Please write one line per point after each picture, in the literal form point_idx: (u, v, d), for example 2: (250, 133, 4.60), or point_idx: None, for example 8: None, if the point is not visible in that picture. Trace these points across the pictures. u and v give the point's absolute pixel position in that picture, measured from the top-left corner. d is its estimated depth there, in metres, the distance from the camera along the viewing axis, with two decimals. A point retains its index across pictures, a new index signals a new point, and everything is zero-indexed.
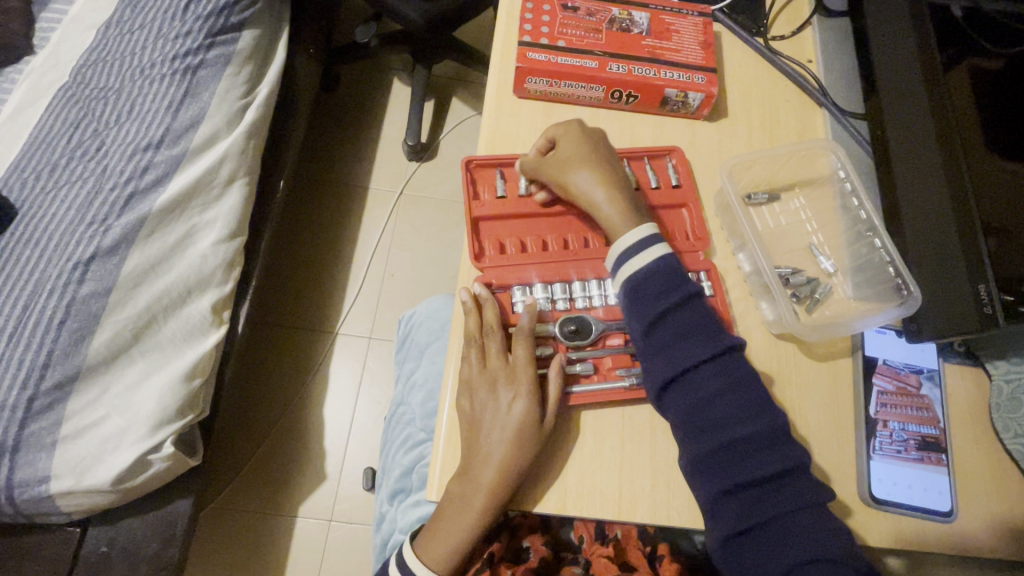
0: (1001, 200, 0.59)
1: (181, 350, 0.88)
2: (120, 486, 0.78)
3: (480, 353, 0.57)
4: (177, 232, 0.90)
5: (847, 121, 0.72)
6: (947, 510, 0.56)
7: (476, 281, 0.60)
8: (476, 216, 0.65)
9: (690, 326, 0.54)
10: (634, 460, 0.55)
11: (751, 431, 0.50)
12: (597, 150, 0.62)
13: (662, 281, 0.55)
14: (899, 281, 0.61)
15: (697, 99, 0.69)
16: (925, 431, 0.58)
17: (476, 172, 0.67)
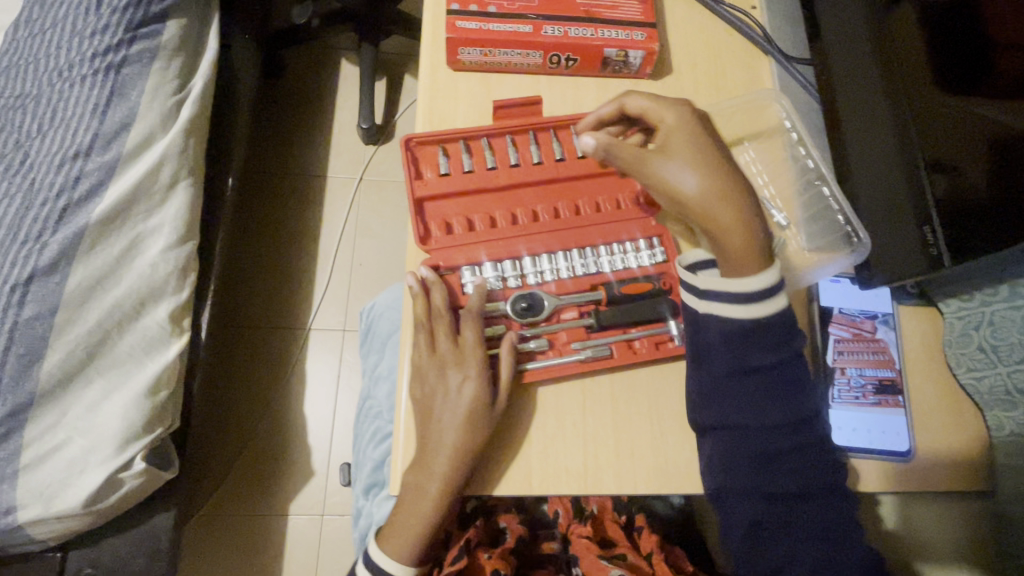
0: (951, 135, 0.59)
1: (142, 363, 0.83)
2: (91, 508, 0.76)
3: (430, 338, 0.56)
4: (120, 243, 0.84)
5: (792, 67, 0.71)
6: (904, 449, 0.57)
7: (423, 264, 0.59)
8: (419, 197, 0.63)
9: (775, 386, 0.51)
10: (597, 432, 0.55)
11: (755, 410, 0.51)
12: (705, 149, 0.55)
13: (775, 335, 0.51)
14: (849, 229, 0.61)
15: (637, 57, 0.66)
16: (882, 375, 0.59)
17: (417, 150, 0.64)
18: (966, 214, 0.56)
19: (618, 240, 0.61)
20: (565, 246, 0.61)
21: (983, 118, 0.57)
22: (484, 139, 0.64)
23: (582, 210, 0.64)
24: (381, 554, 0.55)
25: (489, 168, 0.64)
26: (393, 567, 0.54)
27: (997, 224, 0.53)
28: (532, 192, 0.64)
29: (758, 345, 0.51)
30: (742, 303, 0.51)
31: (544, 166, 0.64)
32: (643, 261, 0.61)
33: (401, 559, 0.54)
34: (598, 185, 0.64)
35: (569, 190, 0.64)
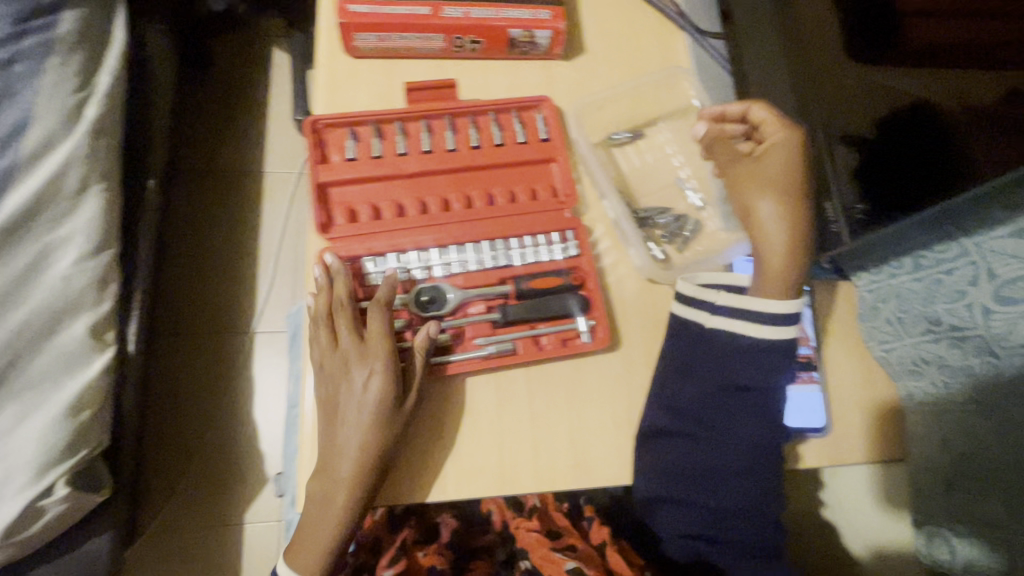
0: (855, 107, 0.58)
1: (60, 384, 0.69)
2: (9, 540, 0.65)
3: (328, 330, 0.53)
4: (25, 255, 0.69)
5: (705, 41, 0.68)
6: (819, 425, 0.57)
7: (323, 254, 0.55)
8: (323, 182, 0.58)
9: (752, 408, 0.53)
10: (512, 430, 0.54)
11: (726, 424, 0.53)
12: (798, 174, 0.54)
13: (769, 361, 0.53)
14: None
15: (545, 37, 0.63)
16: (798, 352, 0.58)
17: (326, 130, 0.60)
18: (875, 194, 0.56)
19: (531, 231, 0.59)
20: (475, 239, 0.58)
21: (887, 89, 0.55)
22: (398, 123, 0.61)
23: (496, 199, 0.61)
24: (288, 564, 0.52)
25: (400, 154, 0.59)
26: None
27: (881, 216, 0.55)
28: (444, 178, 0.60)
29: (754, 364, 0.53)
30: (756, 327, 0.53)
31: (458, 153, 0.60)
32: (554, 254, 0.59)
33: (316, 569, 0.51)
34: (517, 175, 0.61)
35: (485, 178, 0.61)
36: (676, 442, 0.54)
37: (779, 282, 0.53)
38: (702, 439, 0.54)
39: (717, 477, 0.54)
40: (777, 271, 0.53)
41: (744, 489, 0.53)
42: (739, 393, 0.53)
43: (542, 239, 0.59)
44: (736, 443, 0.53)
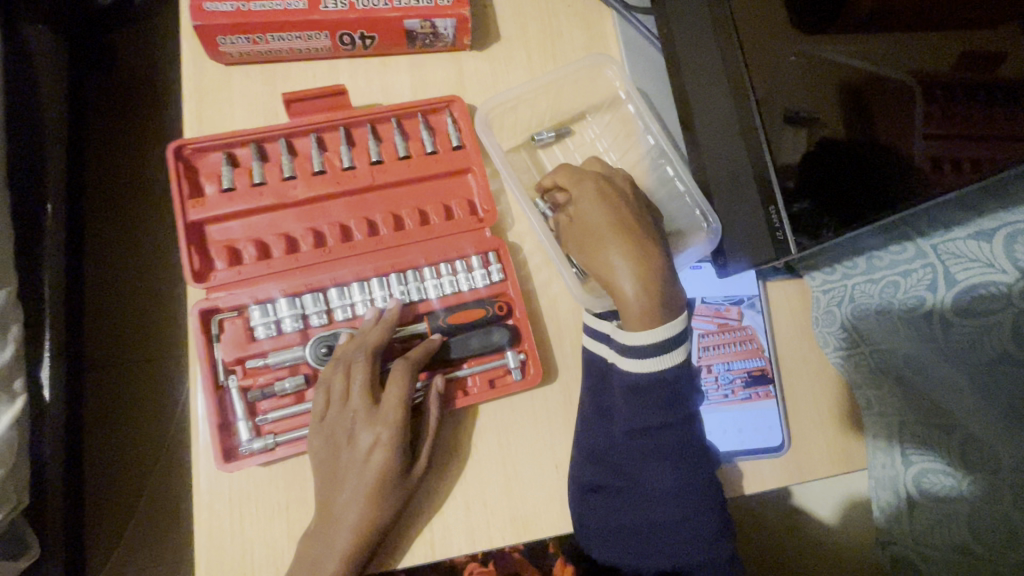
0: (803, 87, 0.49)
1: None
2: None
3: (213, 396, 0.46)
4: None
5: (635, 19, 0.60)
6: (777, 444, 0.53)
7: (196, 308, 0.47)
8: (195, 221, 0.49)
9: (668, 447, 0.46)
10: (438, 490, 0.47)
11: (644, 470, 0.47)
12: (617, 214, 0.47)
13: (664, 397, 0.46)
14: (699, 213, 0.54)
15: (447, 27, 0.55)
16: (751, 365, 0.54)
17: (193, 156, 0.50)
18: (842, 188, 0.46)
19: (446, 258, 0.52)
20: (379, 273, 0.51)
21: (836, 67, 0.47)
22: (282, 140, 0.52)
23: (405, 221, 0.53)
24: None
25: (286, 178, 0.51)
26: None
27: (841, 220, 0.46)
28: (341, 202, 0.52)
29: (649, 404, 0.46)
30: (634, 363, 0.45)
31: (355, 171, 0.52)
32: (475, 282, 0.52)
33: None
34: (428, 192, 0.54)
35: (389, 199, 0.53)
36: (603, 497, 0.48)
37: (637, 322, 0.44)
38: (622, 489, 0.47)
39: (660, 532, 0.47)
40: (637, 310, 0.44)
41: (689, 539, 0.46)
42: (648, 435, 0.46)
43: (461, 265, 0.52)
44: (663, 491, 0.46)
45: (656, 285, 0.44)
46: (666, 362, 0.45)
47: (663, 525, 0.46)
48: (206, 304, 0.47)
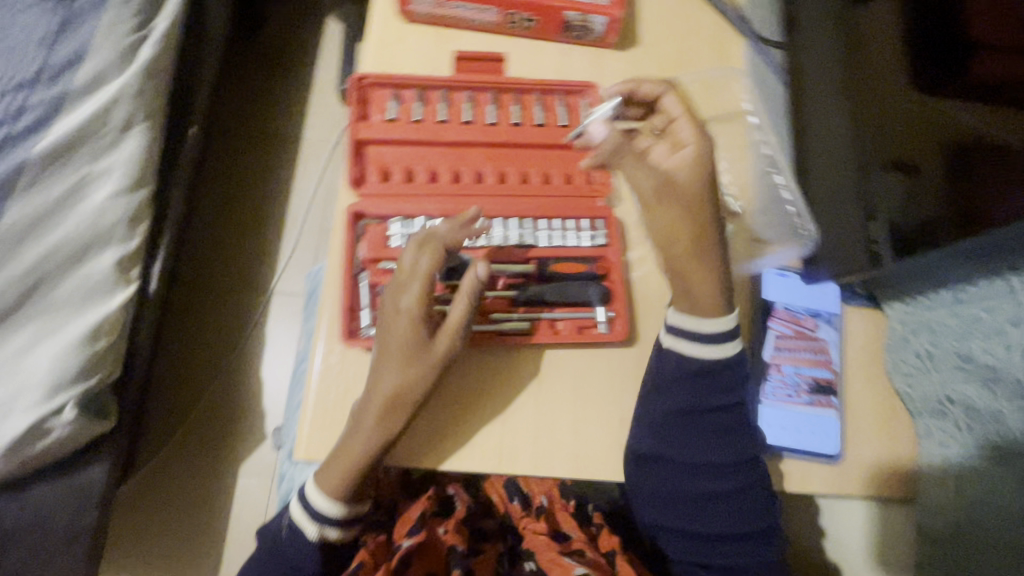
0: (909, 137, 0.53)
1: (81, 312, 0.69)
2: (16, 456, 0.64)
3: (348, 287, 0.54)
4: (62, 184, 0.69)
5: (764, 50, 0.66)
6: (832, 451, 0.56)
7: (350, 210, 0.55)
8: (360, 139, 0.58)
9: (721, 426, 0.53)
10: (519, 411, 0.53)
11: (699, 445, 0.54)
12: (706, 182, 0.49)
13: (724, 380, 0.53)
14: (795, 219, 0.59)
15: (600, 23, 0.62)
16: (818, 375, 0.58)
17: (369, 88, 0.59)
18: (920, 222, 0.50)
19: (559, 216, 0.58)
20: (504, 214, 0.58)
21: (941, 124, 0.50)
22: (443, 90, 0.60)
23: (529, 178, 0.60)
24: (298, 502, 0.52)
25: (441, 121, 0.59)
26: (322, 506, 0.51)
27: (912, 250, 0.50)
28: (481, 151, 0.60)
29: (712, 387, 0.53)
30: (698, 350, 0.52)
31: (498, 128, 0.60)
32: (581, 241, 0.58)
33: (329, 500, 0.50)
34: (554, 158, 0.61)
35: (520, 157, 0.60)
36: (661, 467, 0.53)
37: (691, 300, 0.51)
38: (688, 454, 0.54)
39: (708, 501, 0.53)
40: (704, 300, 0.51)
41: (735, 507, 0.53)
42: (704, 413, 0.53)
43: (572, 224, 0.58)
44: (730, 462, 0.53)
45: (721, 278, 0.51)
46: (718, 354, 0.52)
47: (716, 495, 0.53)
48: (357, 207, 0.55)
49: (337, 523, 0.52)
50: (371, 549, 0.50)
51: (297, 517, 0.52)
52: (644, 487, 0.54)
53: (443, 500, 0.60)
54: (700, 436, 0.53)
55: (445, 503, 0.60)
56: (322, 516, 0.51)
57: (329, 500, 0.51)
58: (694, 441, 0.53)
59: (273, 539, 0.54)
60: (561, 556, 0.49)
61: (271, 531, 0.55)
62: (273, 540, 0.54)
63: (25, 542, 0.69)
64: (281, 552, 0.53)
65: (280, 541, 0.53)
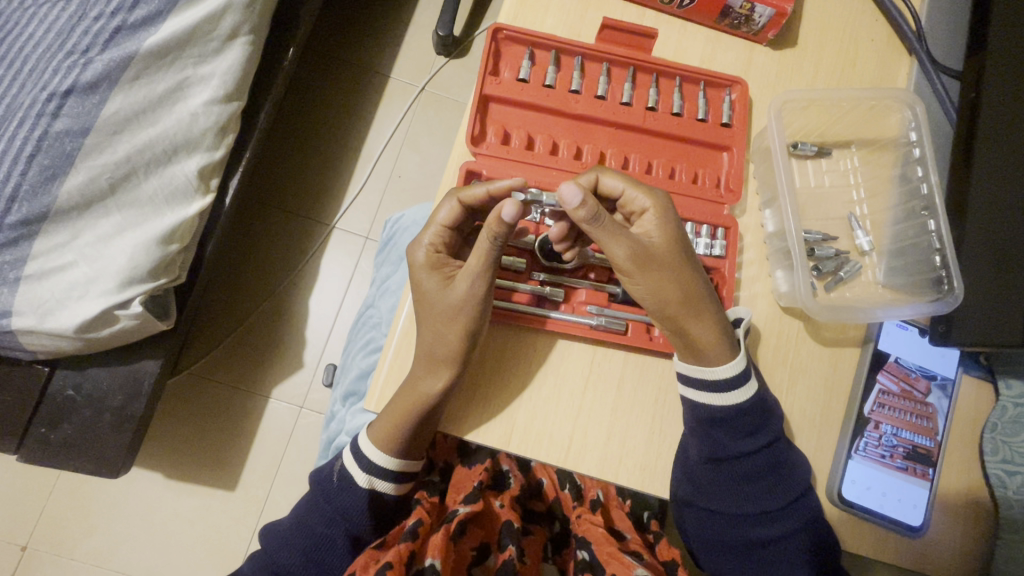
0: None
1: (162, 213, 0.68)
2: (85, 335, 0.65)
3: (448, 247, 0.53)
4: (165, 82, 0.67)
5: (937, 76, 0.59)
6: (916, 524, 0.51)
7: (464, 167, 0.53)
8: (486, 95, 0.55)
9: (761, 471, 0.50)
10: (593, 408, 0.51)
11: (738, 490, 0.52)
12: (681, 249, 0.48)
13: (748, 424, 0.49)
14: (941, 274, 0.52)
15: (764, 16, 0.56)
16: (918, 441, 0.53)
17: (505, 42, 0.56)
18: None
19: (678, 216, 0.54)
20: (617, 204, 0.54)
21: None
22: (580, 58, 0.56)
23: (652, 170, 0.56)
24: (353, 451, 0.52)
25: (573, 91, 0.55)
26: (378, 459, 0.51)
27: None
28: (606, 132, 0.56)
29: (735, 431, 0.50)
30: (711, 395, 0.49)
31: (631, 109, 0.56)
32: (697, 247, 0.54)
33: (385, 452, 0.50)
34: (682, 153, 0.57)
35: (647, 145, 0.56)
36: (694, 510, 0.53)
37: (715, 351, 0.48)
38: (751, 491, 0.51)
39: (756, 546, 0.52)
40: (708, 346, 0.48)
41: (785, 555, 0.51)
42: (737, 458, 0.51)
43: (689, 228, 0.54)
44: (798, 515, 0.50)
45: (721, 328, 0.49)
46: (743, 395, 0.49)
47: (772, 541, 0.51)
48: (472, 165, 0.53)
49: (389, 478, 0.51)
50: (430, 507, 0.57)
51: (349, 465, 0.52)
52: (696, 513, 0.53)
53: (500, 472, 0.66)
54: (775, 477, 0.50)
55: (501, 476, 0.66)
56: (377, 468, 0.51)
57: (385, 452, 0.51)
58: (767, 482, 0.50)
59: (324, 488, 0.53)
60: (623, 554, 0.54)
61: (323, 475, 0.54)
62: (324, 481, 0.54)
63: (78, 414, 0.72)
64: (330, 496, 0.52)
65: (330, 486, 0.53)
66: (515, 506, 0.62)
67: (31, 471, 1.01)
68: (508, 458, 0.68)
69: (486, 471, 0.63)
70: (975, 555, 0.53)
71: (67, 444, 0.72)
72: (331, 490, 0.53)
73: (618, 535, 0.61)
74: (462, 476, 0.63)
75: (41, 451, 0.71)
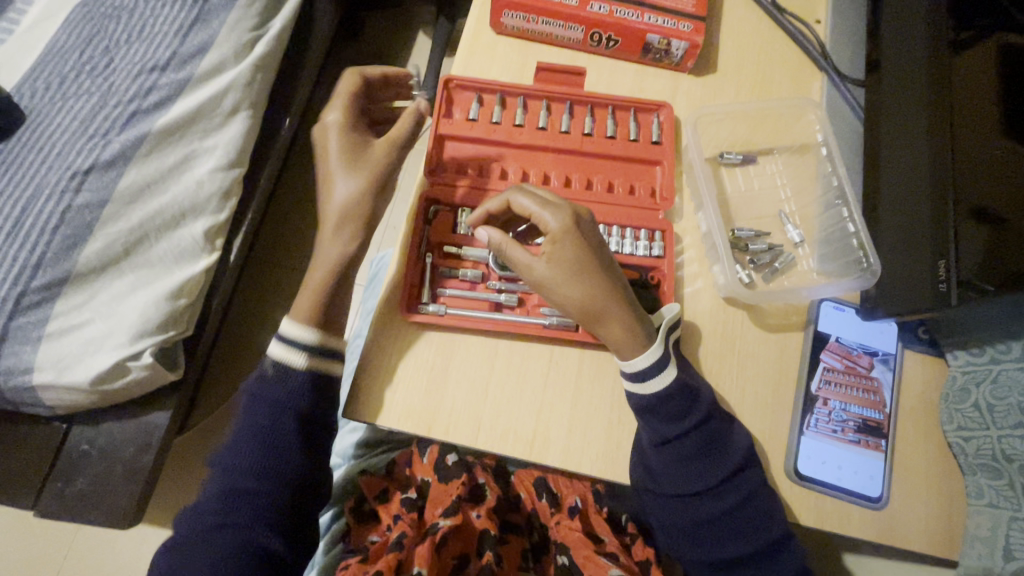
0: (987, 179, 0.53)
1: (171, 271, 0.76)
2: (99, 388, 0.70)
3: (414, 262, 0.58)
4: (173, 155, 0.77)
5: (844, 88, 0.66)
6: (875, 495, 0.54)
7: (422, 194, 0.60)
8: (441, 134, 0.63)
9: (703, 448, 0.52)
10: (553, 404, 0.55)
11: (679, 476, 0.53)
12: (589, 258, 0.51)
13: (679, 406, 0.51)
14: (861, 254, 0.58)
15: (680, 49, 0.65)
16: (868, 415, 0.56)
17: (454, 89, 0.64)
18: (990, 264, 0.50)
19: (619, 223, 0.61)
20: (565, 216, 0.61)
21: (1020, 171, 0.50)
22: (521, 97, 0.64)
23: (593, 186, 0.63)
24: (274, 343, 0.56)
25: (516, 125, 0.63)
26: (299, 333, 0.55)
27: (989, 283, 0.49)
28: (549, 157, 0.63)
29: (667, 416, 0.51)
30: (632, 385, 0.52)
31: (569, 136, 0.63)
32: (638, 250, 0.59)
33: (296, 328, 0.55)
34: (619, 170, 0.64)
35: (587, 165, 0.63)
36: (651, 498, 0.55)
37: (631, 346, 0.51)
38: (694, 470, 0.53)
39: (713, 529, 0.53)
40: (623, 343, 0.51)
41: (752, 541, 0.52)
42: (682, 445, 0.52)
43: (629, 233, 0.60)
44: (758, 495, 0.52)
45: (639, 324, 0.52)
46: (666, 380, 0.51)
47: (739, 526, 0.53)
48: (429, 194, 0.60)
49: (301, 348, 0.55)
50: (411, 521, 0.63)
51: (284, 355, 0.55)
52: (659, 504, 0.55)
53: (477, 485, 0.70)
54: (729, 459, 0.52)
55: (478, 489, 0.70)
56: (299, 340, 0.55)
57: (308, 328, 0.56)
58: (707, 460, 0.52)
59: (272, 436, 0.53)
60: (598, 556, 0.60)
61: (269, 430, 0.53)
62: (259, 385, 0.55)
63: (91, 468, 0.76)
64: (272, 393, 0.54)
65: (270, 379, 0.55)
66: (493, 516, 0.66)
67: (47, 535, 1.04)
68: (483, 471, 0.72)
69: (463, 483, 0.68)
70: (946, 528, 0.54)
71: (81, 498, 0.75)
72: (268, 390, 0.55)
73: (597, 541, 0.64)
74: (438, 491, 0.68)
75: (59, 505, 0.75)
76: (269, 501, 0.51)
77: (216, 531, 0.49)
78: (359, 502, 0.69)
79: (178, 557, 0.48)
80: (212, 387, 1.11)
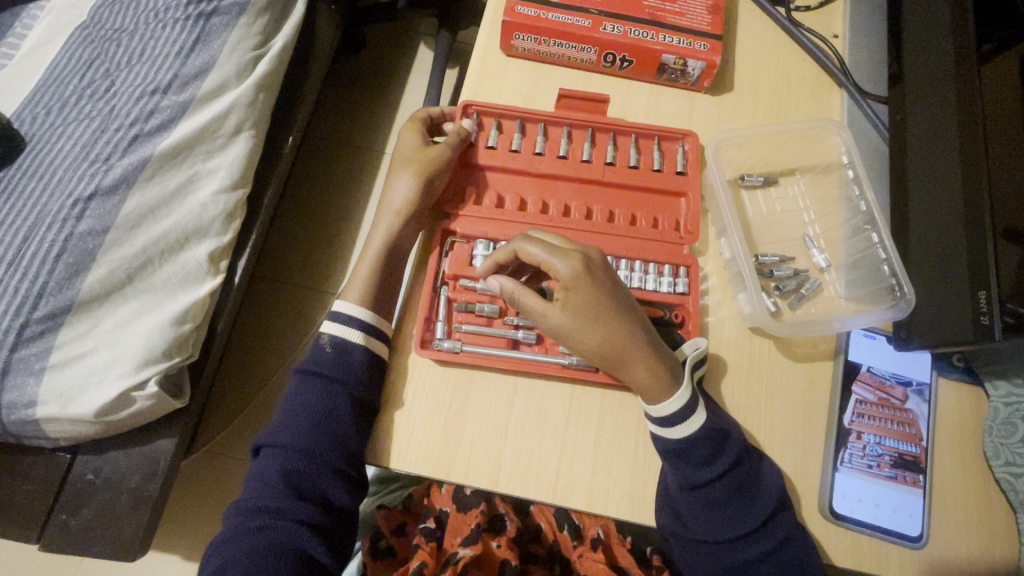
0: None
1: (175, 295, 0.74)
2: (103, 419, 0.68)
3: (429, 294, 0.56)
4: (177, 178, 0.76)
5: (866, 103, 0.65)
6: (915, 534, 0.51)
7: (440, 227, 0.58)
8: (462, 160, 0.61)
9: (735, 490, 0.50)
10: (576, 444, 0.52)
11: (708, 517, 0.50)
12: (605, 300, 0.50)
13: (708, 448, 0.49)
14: (893, 281, 0.56)
15: (697, 68, 0.63)
16: (904, 449, 0.53)
17: (475, 115, 0.62)
18: None
19: (641, 258, 0.59)
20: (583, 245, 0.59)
21: None
22: (542, 124, 0.62)
23: (614, 217, 0.61)
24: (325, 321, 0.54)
25: (536, 153, 0.61)
26: (350, 310, 0.54)
27: None
28: (568, 186, 0.61)
29: (695, 459, 0.49)
30: (661, 429, 0.50)
31: (592, 166, 0.61)
32: (661, 286, 0.57)
33: (349, 302, 0.54)
34: (641, 201, 0.62)
35: (607, 196, 0.61)
36: (678, 539, 0.52)
37: (658, 388, 0.49)
38: (725, 512, 0.50)
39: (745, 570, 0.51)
40: (649, 385, 0.49)
41: None
42: (711, 486, 0.50)
43: (652, 269, 0.58)
44: (793, 535, 0.49)
45: (661, 362, 0.50)
46: (694, 425, 0.49)
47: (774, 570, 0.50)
48: (448, 226, 0.58)
49: (355, 326, 0.53)
50: (428, 553, 0.62)
51: (336, 331, 0.53)
52: (687, 545, 0.52)
53: (497, 515, 0.68)
54: (760, 499, 0.50)
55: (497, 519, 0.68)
56: (351, 317, 0.53)
57: (359, 305, 0.54)
58: (739, 501, 0.50)
59: (331, 406, 0.51)
60: None
61: (328, 406, 0.51)
62: (311, 359, 0.54)
63: (93, 503, 0.73)
64: (325, 368, 0.53)
65: (322, 355, 0.53)
66: (513, 546, 0.65)
67: (53, 564, 1.02)
68: (502, 502, 0.70)
69: (482, 514, 0.66)
70: (990, 567, 0.51)
71: (84, 535, 0.72)
72: (318, 364, 0.53)
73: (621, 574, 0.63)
74: (457, 521, 0.66)
75: (62, 540, 0.72)
76: (308, 490, 0.50)
77: (255, 525, 0.49)
78: (375, 538, 0.66)
79: (223, 553, 0.49)
80: (218, 409, 1.10)
